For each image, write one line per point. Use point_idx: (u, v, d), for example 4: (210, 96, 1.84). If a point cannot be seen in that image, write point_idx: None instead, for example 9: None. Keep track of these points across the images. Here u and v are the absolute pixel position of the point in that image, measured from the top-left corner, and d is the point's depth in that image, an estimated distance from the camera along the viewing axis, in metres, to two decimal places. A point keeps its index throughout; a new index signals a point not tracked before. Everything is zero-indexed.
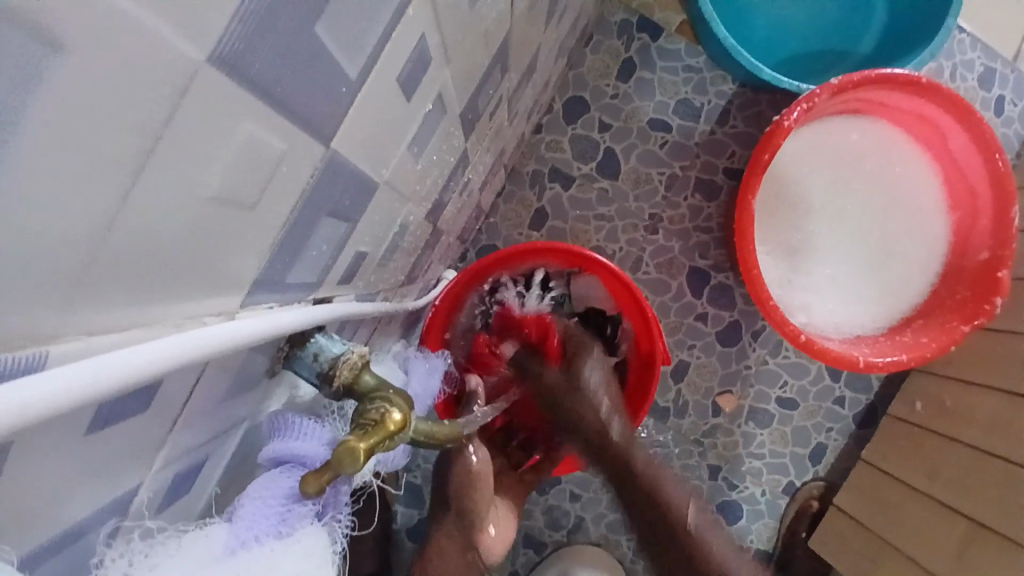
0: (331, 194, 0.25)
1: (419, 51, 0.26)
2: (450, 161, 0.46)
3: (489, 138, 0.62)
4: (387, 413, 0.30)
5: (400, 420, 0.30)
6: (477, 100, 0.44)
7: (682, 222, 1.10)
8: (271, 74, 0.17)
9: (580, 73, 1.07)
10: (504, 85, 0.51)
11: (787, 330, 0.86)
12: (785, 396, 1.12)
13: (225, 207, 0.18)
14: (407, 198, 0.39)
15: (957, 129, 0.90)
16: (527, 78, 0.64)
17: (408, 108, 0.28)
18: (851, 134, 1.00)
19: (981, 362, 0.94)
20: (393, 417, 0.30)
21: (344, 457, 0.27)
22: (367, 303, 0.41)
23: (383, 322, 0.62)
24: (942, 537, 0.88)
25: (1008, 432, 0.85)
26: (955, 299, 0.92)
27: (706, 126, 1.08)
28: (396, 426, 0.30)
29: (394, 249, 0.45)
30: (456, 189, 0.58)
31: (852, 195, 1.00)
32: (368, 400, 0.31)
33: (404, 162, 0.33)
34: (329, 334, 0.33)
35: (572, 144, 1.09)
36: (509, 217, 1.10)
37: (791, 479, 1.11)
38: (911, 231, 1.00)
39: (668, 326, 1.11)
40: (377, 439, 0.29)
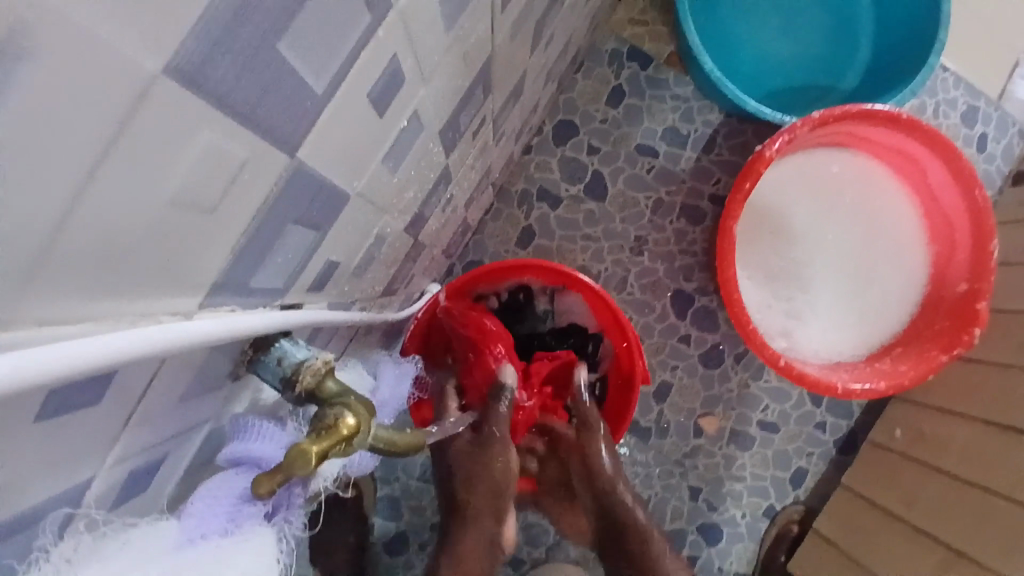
0: (297, 204, 0.26)
1: (392, 70, 0.27)
2: (431, 176, 0.47)
3: (475, 155, 0.63)
4: (341, 417, 0.30)
5: (354, 425, 0.31)
6: (459, 118, 0.45)
7: (667, 245, 1.11)
8: (232, 88, 0.18)
9: (571, 95, 1.09)
10: (488, 105, 0.53)
11: (766, 354, 0.87)
12: (767, 420, 1.12)
13: (183, 209, 0.19)
14: (383, 210, 0.40)
15: (938, 162, 0.92)
16: (515, 99, 0.66)
17: (382, 123, 0.30)
18: (833, 164, 1.02)
19: (959, 392, 0.95)
20: (347, 422, 0.30)
21: (296, 458, 0.28)
22: (340, 312, 0.42)
23: (362, 333, 0.62)
24: (917, 566, 0.88)
25: (984, 462, 0.86)
26: (934, 329, 0.94)
27: (693, 152, 1.10)
28: (349, 430, 0.30)
29: (371, 260, 0.45)
30: (440, 204, 0.59)
31: (834, 223, 1.02)
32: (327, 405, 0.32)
33: (379, 175, 0.34)
34: (295, 341, 0.34)
35: (561, 165, 1.11)
36: (497, 233, 1.11)
37: (771, 505, 1.11)
38: (892, 261, 1.02)
39: (652, 347, 1.12)
40: (329, 442, 0.29)
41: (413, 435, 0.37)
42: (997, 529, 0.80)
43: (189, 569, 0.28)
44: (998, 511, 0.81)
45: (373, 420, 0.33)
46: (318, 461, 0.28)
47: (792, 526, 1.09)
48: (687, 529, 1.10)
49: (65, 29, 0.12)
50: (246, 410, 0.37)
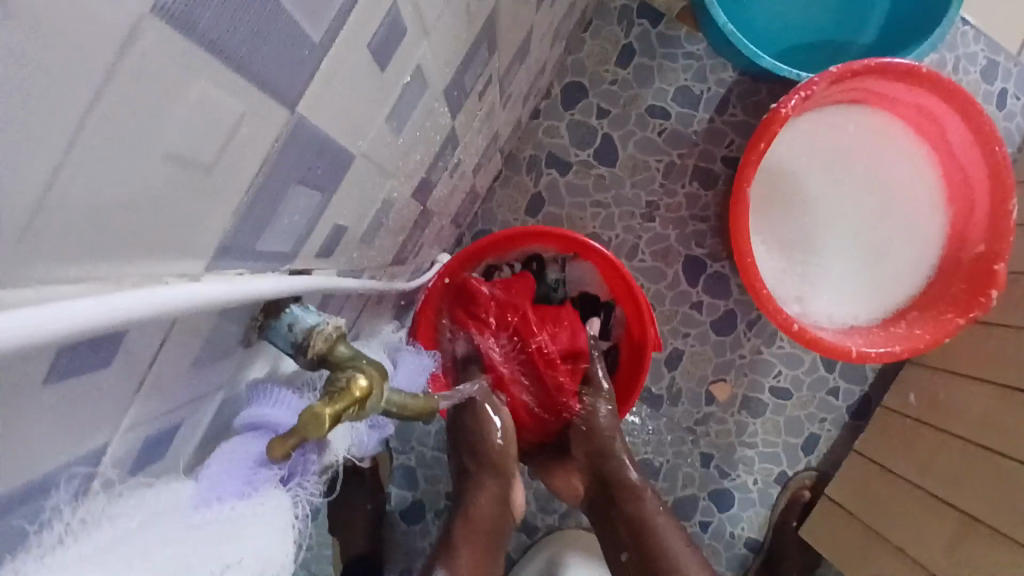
0: (300, 163, 0.25)
1: (391, 20, 0.26)
2: (436, 139, 0.46)
3: (481, 119, 0.61)
4: (354, 380, 0.30)
5: (367, 387, 0.30)
6: (463, 78, 0.43)
7: (679, 210, 1.09)
8: (225, 33, 0.17)
9: (579, 58, 1.06)
10: (493, 65, 0.51)
11: (780, 319, 0.86)
12: (779, 386, 1.12)
13: (182, 163, 0.18)
14: (389, 173, 0.39)
15: (956, 121, 0.89)
16: (521, 59, 0.64)
17: (383, 79, 0.28)
18: (850, 123, 0.99)
19: (975, 354, 0.94)
20: (360, 384, 0.30)
21: (310, 422, 0.28)
22: (349, 279, 0.41)
23: (371, 302, 0.62)
24: (931, 530, 0.89)
25: (999, 428, 0.85)
26: (951, 291, 0.92)
27: (705, 114, 1.07)
28: (362, 393, 0.30)
29: (379, 227, 0.45)
30: (446, 170, 0.58)
31: (851, 185, 0.99)
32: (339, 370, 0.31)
33: (383, 136, 0.33)
34: (306, 306, 0.33)
35: (570, 130, 1.08)
36: (506, 202, 1.10)
37: (782, 469, 1.12)
38: (909, 222, 0.99)
39: (663, 314, 1.11)
40: (343, 405, 0.29)
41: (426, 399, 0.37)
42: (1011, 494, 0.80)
43: (204, 527, 0.29)
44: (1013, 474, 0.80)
45: (385, 384, 0.33)
46: (332, 423, 0.28)
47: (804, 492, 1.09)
48: (699, 494, 1.11)
49: None
50: (262, 376, 0.37)
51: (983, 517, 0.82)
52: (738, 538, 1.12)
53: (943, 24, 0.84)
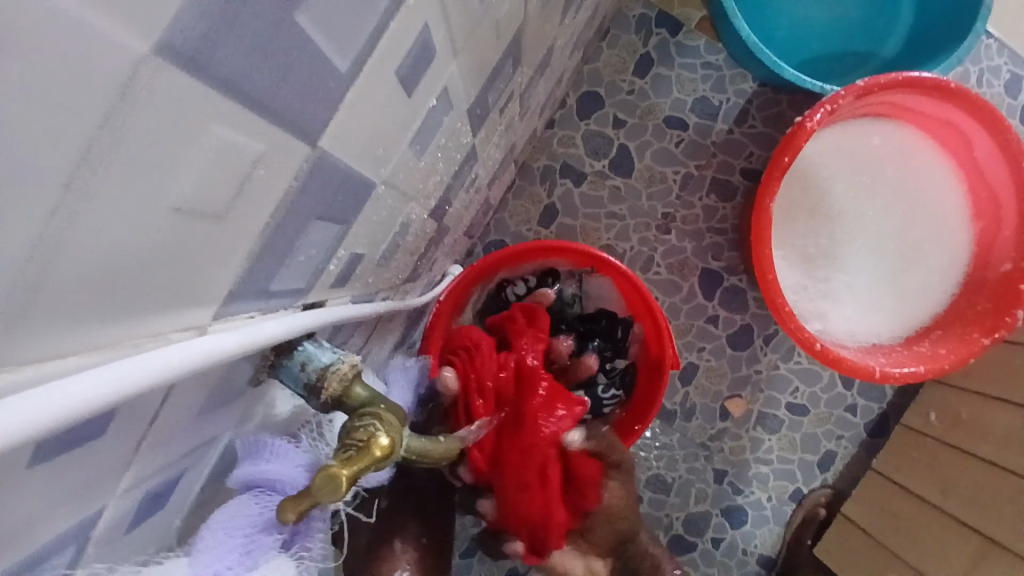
0: (321, 198, 0.23)
1: (420, 43, 0.23)
2: (457, 158, 0.44)
3: (501, 132, 0.59)
4: (374, 437, 0.28)
5: (387, 446, 0.28)
6: (486, 97, 0.41)
7: (695, 223, 1.09)
8: (243, 71, 0.15)
9: (596, 66, 1.06)
10: (518, 79, 0.49)
11: (800, 336, 0.83)
12: (796, 403, 1.12)
13: (187, 217, 0.16)
14: (411, 196, 0.37)
15: (982, 136, 0.87)
16: (543, 71, 0.62)
17: (410, 104, 0.26)
18: (874, 136, 0.96)
19: (999, 375, 0.93)
20: (380, 442, 0.28)
21: (324, 485, 0.25)
22: (363, 306, 0.39)
23: (384, 321, 0.60)
24: (952, 553, 0.89)
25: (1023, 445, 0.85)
26: (975, 310, 0.90)
27: (724, 125, 1.07)
28: (383, 452, 0.28)
29: (395, 249, 0.42)
30: (465, 185, 0.56)
31: (876, 200, 0.96)
32: (354, 416, 0.29)
33: (406, 160, 0.31)
34: (319, 342, 0.31)
35: (585, 140, 1.08)
36: (518, 212, 1.09)
37: (798, 488, 1.12)
38: (935, 239, 0.97)
39: (678, 328, 1.11)
40: (361, 465, 0.27)
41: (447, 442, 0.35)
42: None
43: None
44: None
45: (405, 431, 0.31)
46: (349, 484, 0.26)
47: (819, 510, 1.09)
48: (712, 511, 1.11)
49: (21, 12, 0.10)
50: (257, 426, 0.35)
51: (1008, 539, 0.82)
52: (751, 556, 1.11)
53: (968, 39, 0.81)
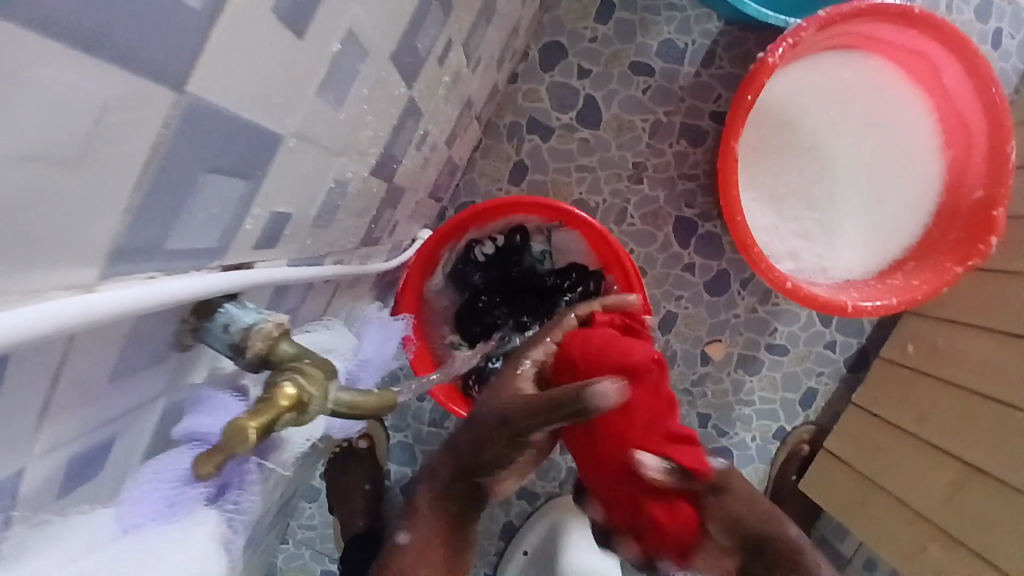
0: (205, 149, 0.24)
1: None
2: (394, 112, 0.43)
3: (451, 84, 0.58)
4: (279, 388, 0.29)
5: (293, 395, 0.29)
6: (416, 43, 0.40)
7: (667, 170, 1.08)
8: (63, 5, 0.15)
9: (556, 15, 1.04)
10: (455, 24, 0.48)
11: (773, 277, 0.84)
12: (776, 344, 1.13)
13: (39, 161, 0.17)
14: (339, 151, 0.36)
15: (953, 63, 0.86)
16: (489, 18, 0.60)
17: (303, 48, 0.26)
18: (842, 70, 0.95)
19: (975, 302, 0.95)
20: (286, 393, 0.29)
21: (233, 436, 0.27)
22: (303, 268, 0.39)
23: (347, 283, 0.58)
24: (930, 477, 0.92)
25: (1003, 374, 0.87)
26: (948, 240, 0.90)
27: (691, 68, 1.05)
28: (290, 401, 0.29)
29: (335, 209, 0.41)
30: (414, 143, 0.55)
31: (846, 135, 0.96)
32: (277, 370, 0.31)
33: (318, 112, 0.30)
34: (242, 304, 0.32)
35: (550, 93, 1.06)
36: (488, 171, 1.08)
37: (781, 426, 1.15)
38: (905, 172, 0.96)
39: (655, 277, 1.11)
40: (269, 416, 0.28)
41: (386, 393, 0.35)
42: (1017, 443, 0.82)
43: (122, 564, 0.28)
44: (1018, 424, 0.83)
45: (328, 384, 0.31)
46: (258, 436, 0.28)
47: (803, 446, 1.13)
48: None
49: None
50: (205, 378, 0.36)
51: (989, 466, 0.85)
52: None
53: None
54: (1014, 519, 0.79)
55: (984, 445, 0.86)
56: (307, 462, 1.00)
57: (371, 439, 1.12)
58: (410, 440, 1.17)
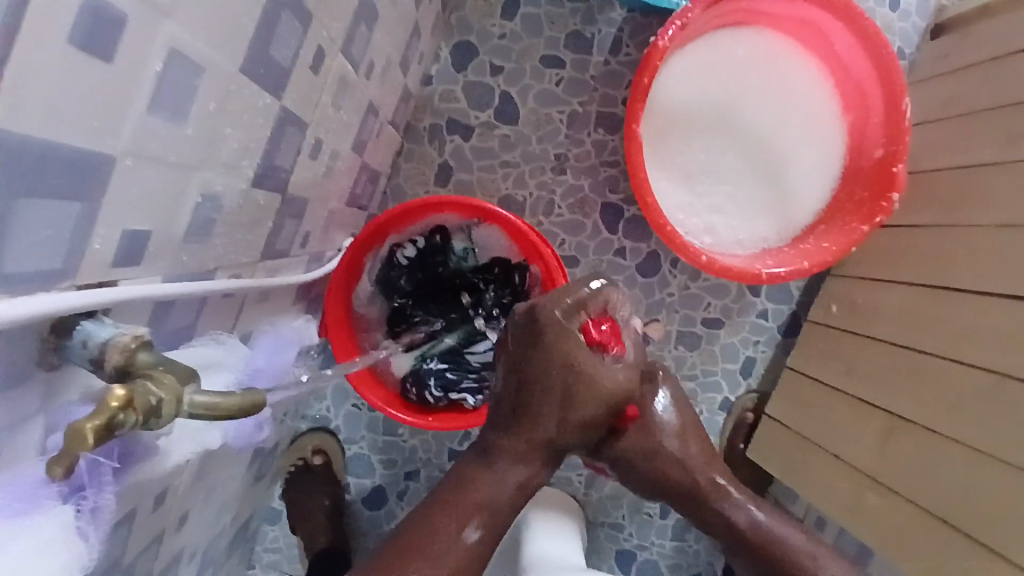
0: (21, 176, 0.25)
1: (92, 10, 0.24)
2: (265, 125, 0.44)
3: (339, 92, 0.59)
4: (111, 391, 0.30)
5: (124, 395, 0.30)
6: (272, 53, 0.40)
7: (588, 159, 1.11)
8: None
9: (463, 16, 1.06)
10: (326, 32, 0.49)
11: (687, 253, 0.88)
12: (710, 317, 1.17)
13: None
14: (196, 166, 0.37)
15: (841, 30, 0.91)
16: (374, 24, 0.62)
17: (117, 71, 0.27)
18: (739, 46, 0.98)
19: (890, 256, 1.01)
20: (117, 394, 0.30)
21: (73, 440, 0.28)
22: (181, 284, 0.40)
23: (257, 298, 0.58)
24: (863, 429, 0.95)
25: (921, 323, 0.91)
26: (856, 199, 0.95)
27: (601, 57, 1.08)
28: (122, 401, 0.30)
29: (211, 223, 0.42)
30: (306, 153, 0.56)
31: (751, 107, 0.99)
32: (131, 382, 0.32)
33: (154, 130, 0.32)
34: (101, 320, 0.33)
35: (466, 93, 1.08)
36: (413, 175, 1.09)
37: (726, 397, 1.19)
38: (810, 139, 1.01)
39: (589, 264, 1.14)
40: (104, 419, 0.29)
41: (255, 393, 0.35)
42: (937, 389, 0.86)
43: None
44: (935, 368, 0.87)
45: (180, 388, 0.32)
46: (97, 439, 0.29)
47: (747, 414, 1.18)
48: None
49: None
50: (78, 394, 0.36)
51: (912, 413, 0.89)
52: None
53: None
54: (938, 461, 0.83)
55: (908, 393, 0.90)
56: (259, 483, 1.00)
57: (324, 453, 1.09)
58: (366, 452, 1.12)
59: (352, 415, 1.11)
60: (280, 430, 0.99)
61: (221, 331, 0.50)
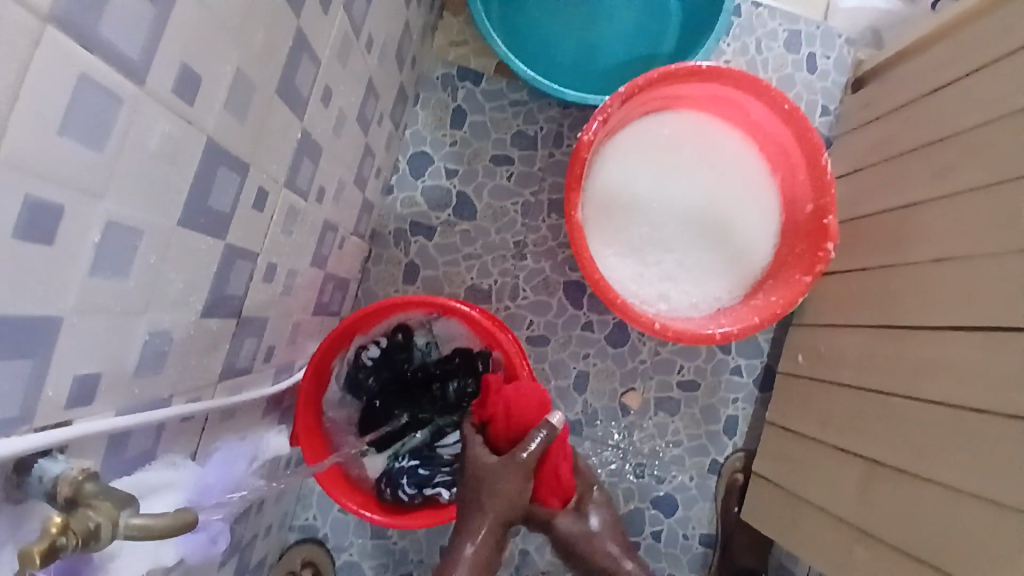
0: None
1: (31, 206, 0.31)
2: (211, 262, 0.50)
3: (290, 218, 0.66)
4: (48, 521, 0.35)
5: (59, 520, 0.35)
6: (211, 202, 0.47)
7: (546, 243, 1.18)
8: None
9: (417, 129, 1.16)
10: (268, 175, 0.56)
11: (640, 322, 0.92)
12: (686, 380, 1.20)
13: None
14: (142, 310, 0.42)
15: (755, 103, 0.99)
16: (320, 155, 0.69)
17: (58, 249, 0.33)
18: (662, 127, 1.08)
19: (843, 300, 1.05)
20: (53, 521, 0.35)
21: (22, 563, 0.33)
22: (136, 416, 0.45)
23: (222, 416, 0.62)
24: (841, 478, 0.95)
25: (880, 362, 0.94)
26: (797, 252, 1.01)
27: (545, 150, 1.17)
28: (58, 525, 0.35)
29: (163, 356, 0.47)
30: (259, 276, 0.62)
31: (686, 180, 1.07)
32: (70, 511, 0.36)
33: (98, 288, 0.37)
34: (56, 458, 0.37)
35: (425, 196, 1.17)
36: (383, 276, 1.16)
37: (714, 459, 1.20)
38: (747, 202, 1.07)
39: (559, 342, 1.18)
40: (46, 539, 0.34)
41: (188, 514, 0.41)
42: (904, 429, 0.87)
43: None
44: (897, 408, 0.89)
45: (119, 512, 0.37)
46: (41, 560, 0.34)
47: (738, 475, 1.18)
48: (642, 504, 1.18)
49: None
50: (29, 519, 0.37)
51: (885, 455, 0.89)
52: (693, 538, 1.19)
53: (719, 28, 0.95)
54: (916, 502, 0.82)
55: (878, 435, 0.91)
56: None
57: (314, 564, 1.08)
58: (358, 557, 1.11)
59: (341, 518, 1.11)
60: (268, 543, 0.99)
61: (177, 454, 0.53)
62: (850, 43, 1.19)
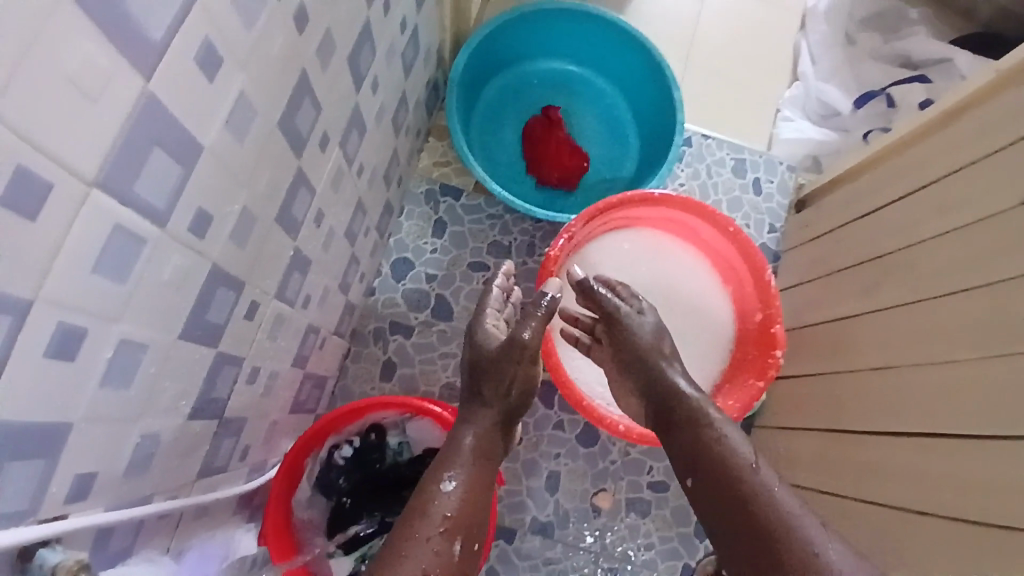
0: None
1: (62, 331, 0.37)
2: (201, 370, 0.55)
3: (277, 325, 0.72)
4: None
5: None
6: (209, 317, 0.53)
7: None
8: None
9: (400, 237, 1.26)
10: (260, 290, 0.63)
11: (604, 424, 0.97)
12: (655, 481, 1.22)
13: None
14: (137, 416, 0.47)
15: (703, 224, 1.11)
16: (309, 268, 0.77)
17: (77, 365, 0.39)
18: (624, 243, 1.18)
19: (795, 405, 1.12)
20: None
21: None
22: (123, 513, 0.48)
23: (196, 514, 0.65)
24: None
25: (829, 467, 0.99)
26: (748, 358, 1.09)
27: (519, 259, 1.27)
28: None
29: (150, 456, 0.51)
30: (244, 379, 0.67)
31: (647, 291, 1.15)
32: None
33: (104, 398, 0.43)
34: (56, 547, 0.41)
35: (406, 298, 1.24)
36: (361, 374, 1.21)
37: (686, 563, 1.19)
38: (703, 311, 1.16)
39: (530, 441, 1.22)
40: None
41: None
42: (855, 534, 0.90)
43: None
44: (847, 512, 0.92)
45: None
46: None
47: None
48: None
49: None
50: None
51: None
52: None
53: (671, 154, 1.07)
54: None
55: None
56: None
57: None
58: None
59: None
60: None
61: (152, 552, 0.56)
62: (792, 168, 1.32)
